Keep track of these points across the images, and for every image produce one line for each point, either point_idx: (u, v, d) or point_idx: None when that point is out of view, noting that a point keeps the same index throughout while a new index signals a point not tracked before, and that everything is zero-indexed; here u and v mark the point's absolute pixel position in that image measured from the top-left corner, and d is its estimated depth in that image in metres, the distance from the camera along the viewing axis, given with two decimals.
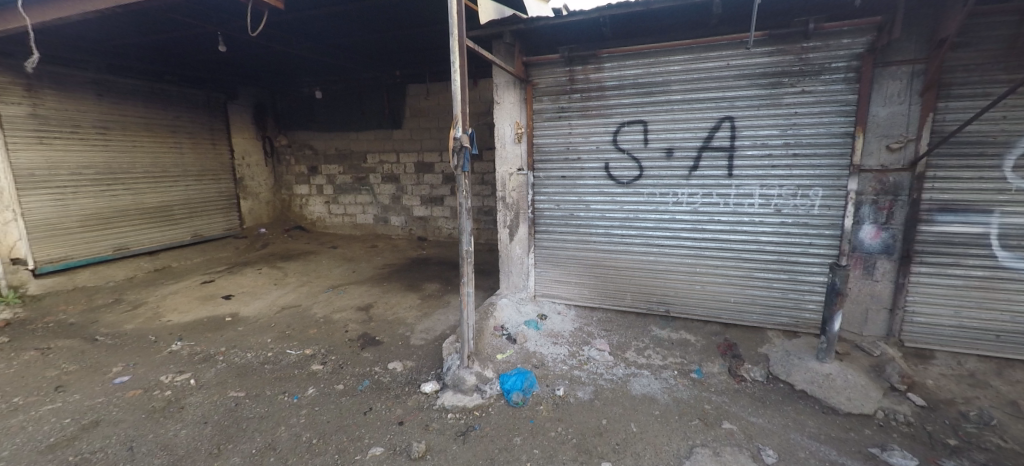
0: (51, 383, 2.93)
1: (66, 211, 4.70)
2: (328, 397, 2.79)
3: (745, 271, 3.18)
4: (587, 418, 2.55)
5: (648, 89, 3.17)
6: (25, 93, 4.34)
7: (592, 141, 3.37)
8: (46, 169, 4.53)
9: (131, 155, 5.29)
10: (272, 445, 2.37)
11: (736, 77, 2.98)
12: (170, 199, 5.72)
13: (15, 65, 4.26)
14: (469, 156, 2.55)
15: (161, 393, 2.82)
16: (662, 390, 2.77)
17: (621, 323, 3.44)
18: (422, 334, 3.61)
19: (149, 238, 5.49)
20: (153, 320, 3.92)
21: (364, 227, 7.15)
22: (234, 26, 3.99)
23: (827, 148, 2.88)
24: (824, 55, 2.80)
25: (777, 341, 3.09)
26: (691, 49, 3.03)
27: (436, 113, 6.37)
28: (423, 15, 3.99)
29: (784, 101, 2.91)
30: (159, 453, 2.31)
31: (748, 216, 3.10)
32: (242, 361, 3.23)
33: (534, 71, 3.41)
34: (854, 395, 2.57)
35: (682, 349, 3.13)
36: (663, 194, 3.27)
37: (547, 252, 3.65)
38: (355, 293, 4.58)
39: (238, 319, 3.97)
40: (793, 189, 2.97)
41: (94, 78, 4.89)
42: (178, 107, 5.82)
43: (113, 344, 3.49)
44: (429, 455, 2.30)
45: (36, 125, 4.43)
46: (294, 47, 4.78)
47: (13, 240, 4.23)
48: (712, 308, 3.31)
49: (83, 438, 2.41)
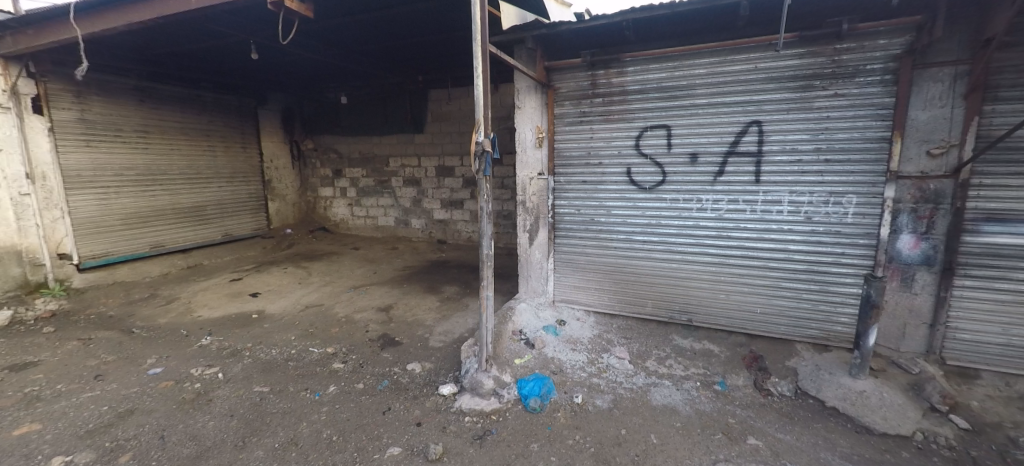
0: (90, 373, 3.09)
1: (109, 210, 4.98)
2: (348, 395, 2.85)
3: (772, 280, 3.07)
4: (605, 428, 2.50)
5: (672, 93, 3.11)
6: (74, 99, 4.64)
7: (614, 146, 3.33)
8: (92, 170, 4.82)
9: (169, 157, 5.56)
10: (295, 441, 2.43)
11: (764, 80, 2.89)
12: (203, 200, 5.98)
13: (66, 73, 4.57)
14: (490, 160, 2.56)
15: (191, 386, 2.95)
16: (683, 401, 2.69)
17: (641, 332, 3.37)
18: (440, 336, 3.64)
19: (182, 236, 5.73)
20: (186, 315, 4.10)
21: (386, 230, 7.28)
22: (267, 34, 4.15)
23: (862, 154, 2.75)
24: (858, 56, 2.69)
25: (806, 354, 2.95)
26: (717, 52, 2.95)
27: (459, 117, 6.45)
28: (448, 20, 4.04)
29: (816, 105, 2.80)
30: (188, 443, 2.41)
31: (777, 223, 2.99)
32: (267, 358, 3.33)
33: (555, 75, 3.40)
34: (890, 415, 2.42)
35: (705, 360, 3.04)
36: (686, 200, 3.19)
37: (567, 257, 3.61)
38: (375, 293, 4.68)
39: (264, 316, 4.10)
40: (824, 196, 2.85)
41: (137, 84, 5.18)
42: (213, 112, 6.09)
43: (148, 337, 3.66)
44: (446, 457, 2.30)
45: (84, 129, 4.73)
46: (324, 55, 4.94)
47: (60, 235, 4.54)
48: (736, 318, 3.21)
49: (118, 426, 2.53)
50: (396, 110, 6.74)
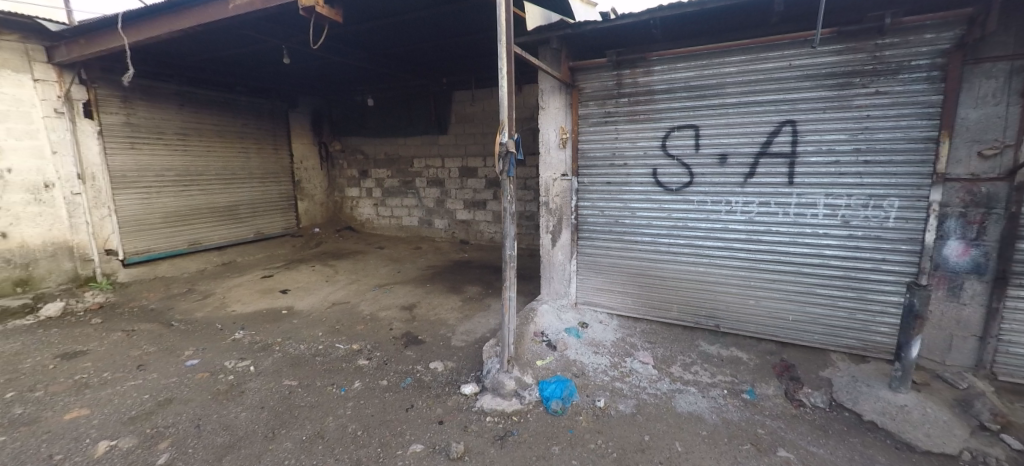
0: (133, 362, 3.27)
1: (151, 208, 5.25)
2: (372, 391, 2.90)
3: (805, 287, 2.94)
4: (627, 433, 2.46)
5: (700, 92, 3.03)
6: (120, 104, 4.93)
7: (639, 147, 3.27)
8: (136, 171, 5.10)
9: (206, 158, 5.81)
10: (321, 434, 2.50)
11: (799, 78, 2.77)
12: (237, 200, 6.22)
13: (114, 79, 4.85)
14: (514, 161, 2.55)
15: (225, 377, 3.07)
16: (710, 409, 2.61)
17: (666, 336, 3.30)
18: (462, 335, 3.67)
19: (217, 234, 5.98)
20: (220, 309, 4.28)
21: (410, 229, 7.39)
22: (298, 39, 4.28)
23: (905, 155, 2.60)
24: (902, 52, 2.55)
25: (842, 364, 2.83)
26: (749, 49, 2.86)
27: (483, 119, 6.49)
28: (474, 22, 4.06)
29: (855, 103, 2.67)
30: (222, 432, 2.51)
31: (811, 227, 2.86)
32: (296, 352, 3.44)
33: (580, 75, 3.36)
34: (935, 432, 2.28)
35: (733, 367, 2.94)
36: (715, 202, 3.09)
37: (590, 260, 3.57)
38: (399, 292, 4.76)
39: (293, 312, 4.23)
40: (863, 199, 2.71)
41: (177, 89, 5.44)
42: (247, 115, 6.33)
43: (185, 329, 3.84)
44: (468, 456, 2.31)
45: (128, 132, 5.01)
46: (352, 59, 5.06)
47: (108, 232, 4.83)
48: (766, 325, 3.10)
49: (158, 414, 2.66)
50: (421, 112, 6.83)
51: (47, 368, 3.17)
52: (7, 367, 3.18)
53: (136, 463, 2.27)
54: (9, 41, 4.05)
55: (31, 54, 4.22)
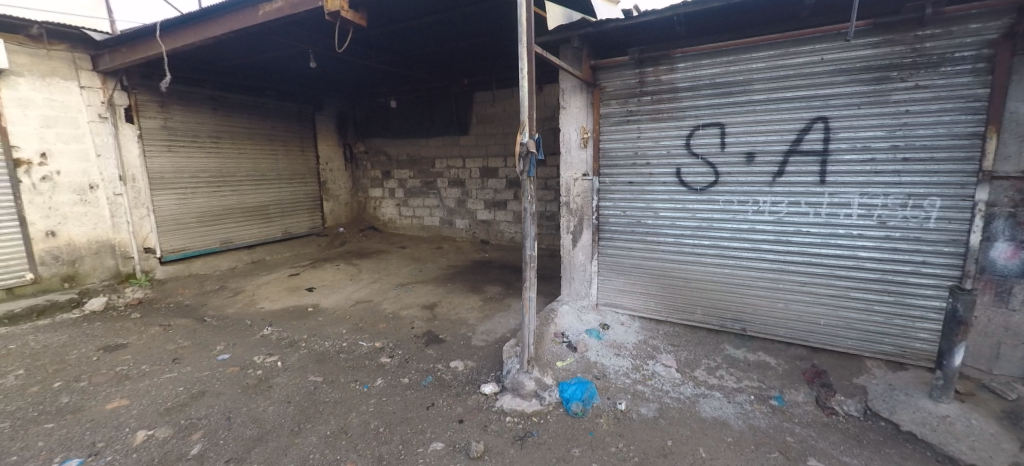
0: (169, 356, 3.42)
1: (186, 208, 5.47)
2: (394, 389, 2.94)
3: (838, 290, 2.83)
4: (650, 437, 2.41)
5: (726, 89, 2.95)
6: (158, 109, 5.17)
7: (662, 146, 3.21)
8: (173, 172, 5.33)
9: (237, 160, 6.03)
10: (344, 429, 2.55)
11: (832, 73, 2.67)
12: (267, 200, 6.42)
13: (152, 85, 5.09)
14: (534, 161, 2.55)
15: (254, 372, 3.18)
16: (735, 415, 2.53)
17: (690, 339, 3.23)
18: (483, 335, 3.68)
19: (248, 233, 6.18)
20: (249, 306, 4.44)
21: (431, 229, 7.48)
22: (324, 43, 4.39)
23: (947, 152, 2.47)
24: (944, 43, 2.42)
25: (878, 372, 2.70)
26: (777, 44, 2.77)
27: (504, 119, 6.50)
28: (495, 23, 4.08)
29: (892, 99, 2.55)
30: (252, 425, 2.59)
31: (845, 228, 2.74)
32: (320, 349, 3.52)
33: (601, 74, 3.33)
34: (981, 445, 2.15)
35: (760, 372, 2.85)
36: (741, 202, 3.00)
37: (612, 261, 3.52)
38: (420, 291, 4.82)
39: (318, 309, 4.34)
40: (902, 198, 2.59)
41: (211, 94, 5.66)
42: (276, 118, 6.53)
43: (217, 325, 4.00)
44: (487, 456, 2.32)
45: (166, 135, 5.25)
46: (376, 62, 5.16)
47: (147, 231, 5.07)
48: (796, 329, 2.99)
49: (191, 406, 2.78)
50: (443, 113, 6.90)
51: (91, 359, 3.35)
52: (55, 358, 3.38)
53: (172, 452, 2.37)
54: (58, 50, 4.31)
55: (78, 62, 4.48)
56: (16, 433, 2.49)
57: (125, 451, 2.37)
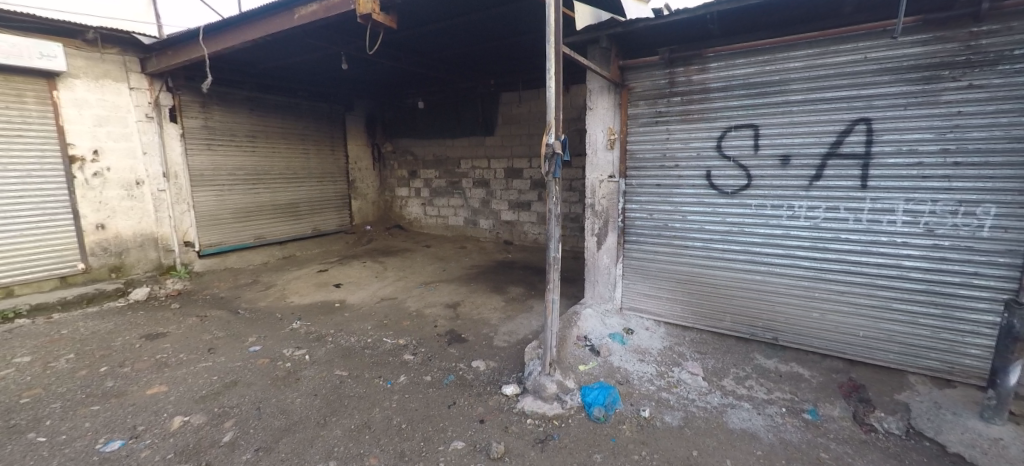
0: (205, 346, 3.58)
1: (223, 205, 5.71)
2: (416, 386, 2.97)
3: (880, 300, 2.68)
4: (674, 446, 2.35)
5: (761, 89, 2.85)
6: (200, 109, 5.42)
7: (692, 148, 3.13)
8: (212, 170, 5.57)
9: (271, 159, 6.25)
10: (367, 424, 2.59)
11: (877, 72, 2.53)
12: (298, 198, 6.62)
13: (195, 87, 5.34)
14: (560, 162, 2.52)
15: (284, 364, 3.28)
16: (765, 428, 2.43)
17: (717, 347, 3.13)
18: (505, 335, 3.68)
19: (280, 230, 6.39)
20: (280, 300, 4.59)
21: (455, 229, 7.55)
22: (355, 46, 4.50)
23: (1005, 156, 2.30)
24: (1002, 40, 2.27)
25: (922, 388, 2.55)
26: (817, 43, 2.65)
27: (530, 119, 6.50)
28: (522, 24, 4.08)
29: (942, 99, 2.40)
30: (280, 416, 2.67)
31: (888, 235, 2.60)
32: (346, 344, 3.60)
33: (630, 74, 3.28)
34: None
35: (793, 384, 2.73)
36: (775, 206, 2.89)
37: (637, 264, 3.45)
38: (443, 290, 4.87)
39: (345, 305, 4.45)
40: (952, 205, 2.43)
41: (248, 95, 5.89)
42: (308, 118, 6.74)
43: (250, 317, 4.15)
44: (508, 457, 2.31)
45: (206, 135, 5.50)
46: (405, 63, 5.24)
47: (186, 226, 5.31)
48: (832, 340, 2.85)
49: (224, 395, 2.89)
50: (470, 114, 6.96)
51: (134, 346, 3.54)
52: (102, 344, 3.58)
53: (206, 438, 2.47)
54: (111, 54, 4.59)
55: (128, 65, 4.75)
56: (66, 414, 2.66)
57: (163, 435, 2.48)
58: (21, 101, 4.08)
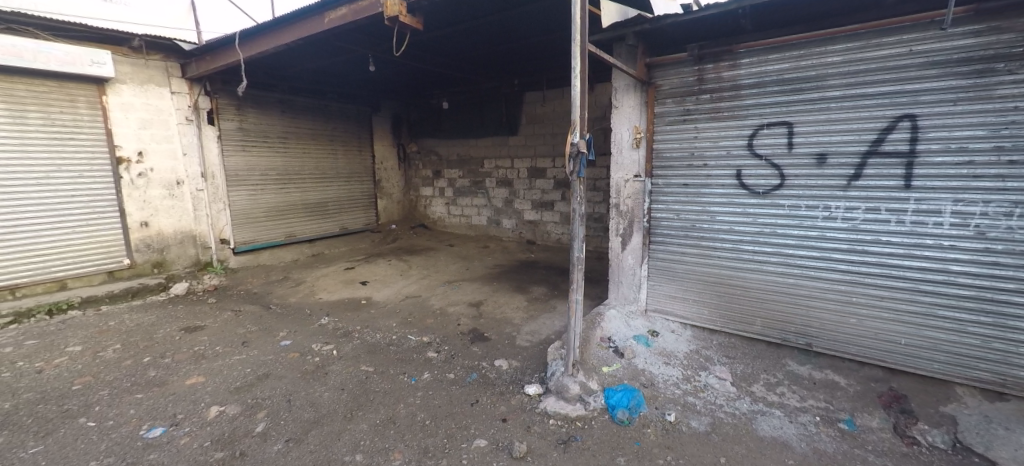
0: (239, 339, 3.73)
1: (256, 203, 5.93)
2: (440, 383, 3.01)
3: (924, 307, 2.53)
4: (700, 452, 2.29)
5: (797, 86, 2.73)
6: (235, 112, 5.64)
7: (722, 146, 3.03)
8: (246, 170, 5.80)
9: (301, 159, 6.44)
10: (392, 419, 2.64)
11: (923, 65, 2.39)
12: (326, 197, 6.81)
13: (231, 91, 5.58)
14: (585, 161, 2.50)
15: (312, 358, 3.38)
16: (798, 437, 2.34)
17: (746, 352, 3.03)
18: (527, 335, 3.67)
19: (309, 228, 6.58)
20: (309, 296, 4.73)
21: (478, 228, 7.59)
22: (383, 47, 4.58)
23: None
24: None
25: (971, 401, 2.40)
26: (856, 36, 2.53)
27: (553, 118, 6.47)
28: (547, 23, 4.06)
29: (997, 93, 2.25)
30: (309, 408, 2.76)
31: (934, 238, 2.45)
32: (372, 341, 3.68)
33: (657, 72, 3.21)
34: None
35: (827, 392, 2.62)
36: (811, 206, 2.77)
37: (662, 265, 3.38)
38: (466, 289, 4.90)
39: (370, 302, 4.55)
40: (1006, 206, 2.27)
41: (280, 97, 6.09)
42: (337, 119, 6.92)
43: (281, 312, 4.30)
44: (530, 457, 2.31)
45: (241, 136, 5.72)
46: (430, 64, 5.31)
47: (222, 224, 5.55)
48: (872, 348, 2.71)
49: (257, 386, 3.00)
50: (494, 113, 6.98)
51: (174, 338, 3.72)
52: (146, 335, 3.78)
53: (240, 428, 2.57)
54: (154, 60, 4.83)
55: (170, 71, 4.99)
56: (113, 401, 2.82)
57: (201, 424, 2.60)
58: (75, 105, 4.35)
